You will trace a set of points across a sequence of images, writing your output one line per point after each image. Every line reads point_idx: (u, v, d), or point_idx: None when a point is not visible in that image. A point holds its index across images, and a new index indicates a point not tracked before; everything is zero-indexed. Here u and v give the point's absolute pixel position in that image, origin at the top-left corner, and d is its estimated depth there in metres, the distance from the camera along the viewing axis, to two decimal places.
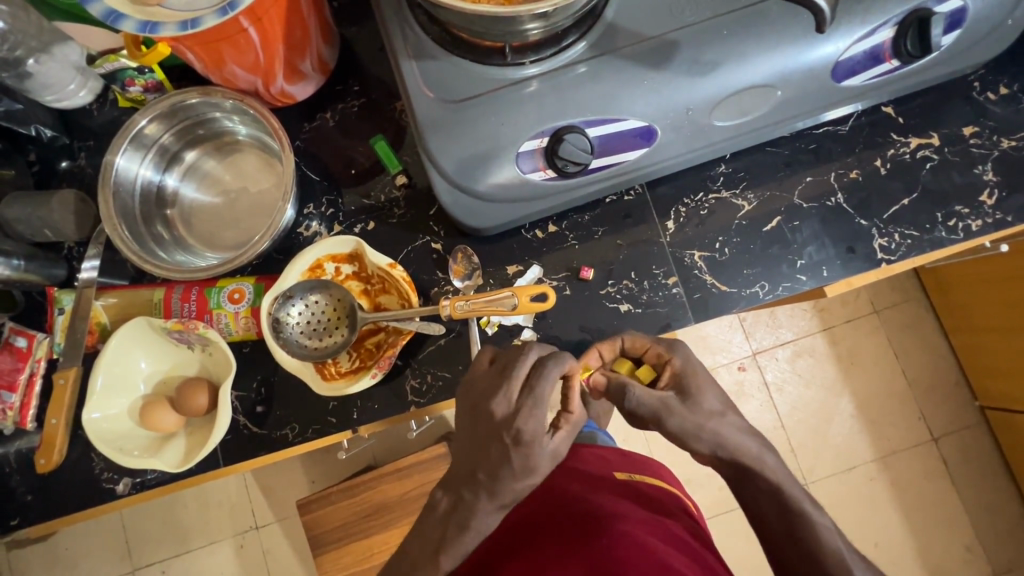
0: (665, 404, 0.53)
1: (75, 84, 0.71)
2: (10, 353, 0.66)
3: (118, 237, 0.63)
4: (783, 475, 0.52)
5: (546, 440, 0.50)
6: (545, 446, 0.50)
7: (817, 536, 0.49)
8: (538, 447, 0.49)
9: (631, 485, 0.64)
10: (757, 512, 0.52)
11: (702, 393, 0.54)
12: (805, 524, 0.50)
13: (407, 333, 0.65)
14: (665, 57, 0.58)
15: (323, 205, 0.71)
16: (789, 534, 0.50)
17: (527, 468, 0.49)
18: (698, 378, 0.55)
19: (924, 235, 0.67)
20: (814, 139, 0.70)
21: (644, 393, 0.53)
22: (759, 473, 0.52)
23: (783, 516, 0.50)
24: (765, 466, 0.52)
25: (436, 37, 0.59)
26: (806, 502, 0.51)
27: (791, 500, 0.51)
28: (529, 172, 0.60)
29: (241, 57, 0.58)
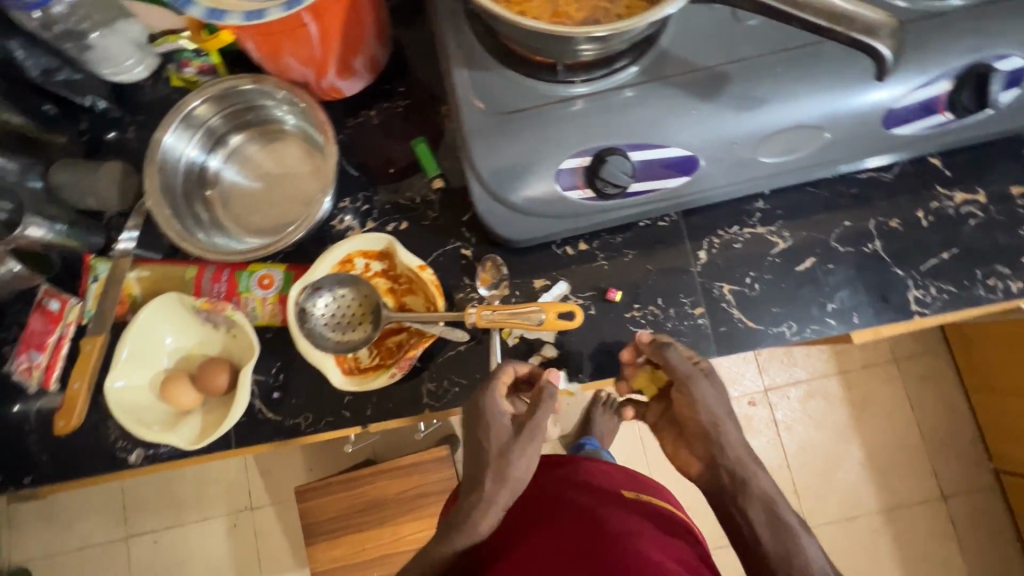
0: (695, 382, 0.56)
1: (133, 60, 0.73)
2: (43, 314, 0.68)
3: (159, 212, 0.64)
4: (774, 494, 0.51)
5: (506, 417, 0.55)
6: (505, 422, 0.54)
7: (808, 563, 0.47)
8: (500, 426, 0.54)
9: (635, 501, 0.64)
10: (747, 526, 0.51)
11: (724, 391, 0.57)
12: (797, 545, 0.48)
13: (430, 336, 0.65)
14: (715, 89, 0.58)
15: (359, 200, 0.72)
16: (781, 554, 0.48)
17: (502, 452, 0.53)
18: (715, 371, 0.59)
19: (961, 292, 0.66)
20: (856, 183, 0.69)
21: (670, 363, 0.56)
22: (749, 491, 0.51)
23: (776, 536, 0.49)
24: (755, 482, 0.52)
25: (490, 47, 0.60)
26: (801, 528, 0.50)
27: (787, 527, 0.49)
28: (567, 190, 0.60)
29: (299, 50, 0.59)
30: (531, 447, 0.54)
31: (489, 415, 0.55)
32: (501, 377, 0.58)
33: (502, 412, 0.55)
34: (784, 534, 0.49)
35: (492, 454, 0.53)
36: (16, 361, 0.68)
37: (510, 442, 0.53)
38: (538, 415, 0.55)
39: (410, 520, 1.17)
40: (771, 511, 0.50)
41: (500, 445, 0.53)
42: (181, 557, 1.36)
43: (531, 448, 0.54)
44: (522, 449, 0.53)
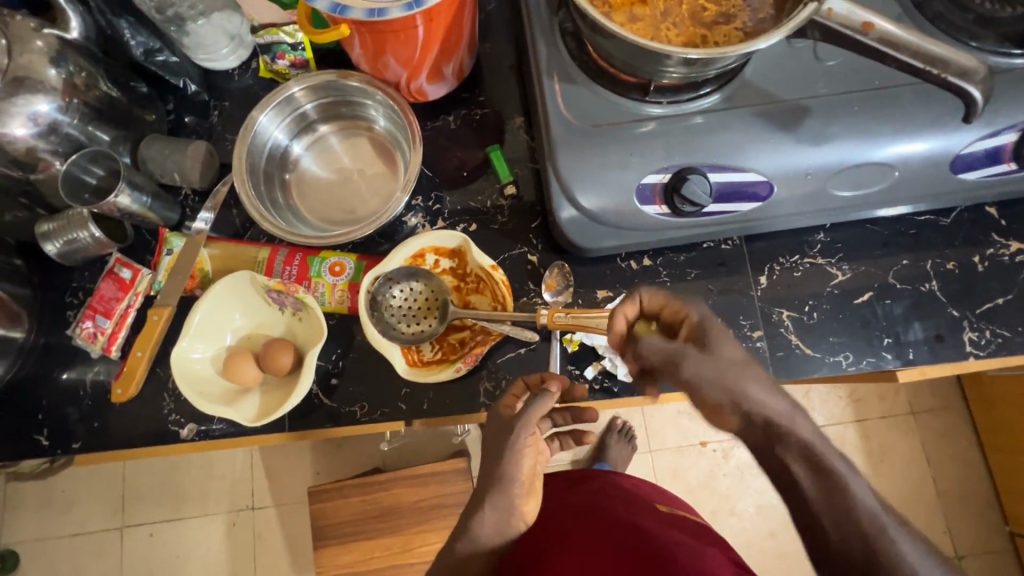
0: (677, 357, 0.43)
1: (227, 50, 0.75)
2: (114, 282, 0.69)
3: (244, 190, 0.67)
4: (813, 439, 0.39)
5: (503, 412, 0.51)
6: (500, 420, 0.51)
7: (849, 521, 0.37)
8: (496, 424, 0.51)
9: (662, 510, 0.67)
10: (783, 478, 0.40)
11: (726, 343, 0.43)
12: (843, 491, 0.37)
13: (496, 334, 0.67)
14: (793, 121, 0.60)
15: (431, 199, 0.74)
16: (833, 508, 0.37)
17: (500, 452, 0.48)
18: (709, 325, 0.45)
19: (1015, 336, 0.67)
20: (914, 225, 0.71)
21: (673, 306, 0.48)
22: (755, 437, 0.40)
23: (822, 490, 0.38)
24: (789, 427, 0.40)
25: (582, 64, 0.63)
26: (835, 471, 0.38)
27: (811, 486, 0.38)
28: (644, 205, 0.63)
29: (402, 50, 0.62)
30: (527, 445, 0.48)
31: (491, 428, 0.51)
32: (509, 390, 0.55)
33: (500, 411, 0.52)
34: (822, 491, 0.38)
35: (493, 459, 0.48)
36: (80, 325, 0.69)
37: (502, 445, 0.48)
38: (530, 406, 0.49)
39: (421, 530, 1.15)
40: (798, 464, 0.38)
41: (492, 446, 0.50)
42: (177, 552, 1.33)
43: (525, 444, 0.47)
44: (512, 443, 0.47)
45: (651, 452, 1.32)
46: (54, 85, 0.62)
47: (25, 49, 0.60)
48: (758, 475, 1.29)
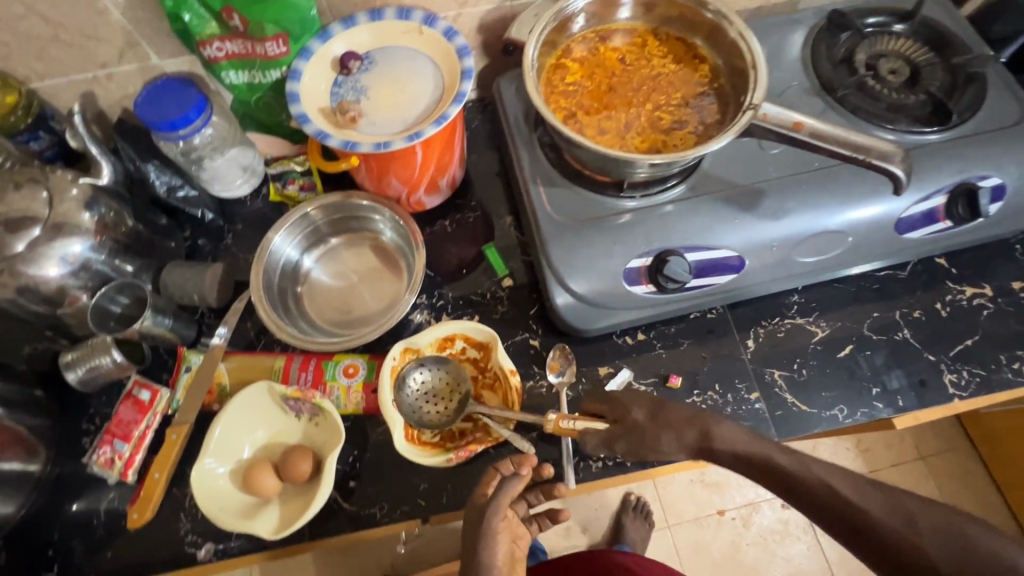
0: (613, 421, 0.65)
1: (240, 180, 0.83)
2: (133, 404, 0.71)
3: (261, 305, 0.72)
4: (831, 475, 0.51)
5: (477, 501, 0.60)
6: (475, 507, 0.59)
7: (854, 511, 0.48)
8: (472, 511, 0.59)
9: None
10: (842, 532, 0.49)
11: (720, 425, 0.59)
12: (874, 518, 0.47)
13: (495, 437, 0.68)
14: (752, 202, 0.69)
15: (434, 296, 0.79)
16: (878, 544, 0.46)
17: (477, 542, 0.57)
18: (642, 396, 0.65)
19: (990, 374, 0.72)
20: (877, 280, 0.78)
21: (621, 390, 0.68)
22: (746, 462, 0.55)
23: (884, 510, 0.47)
24: (808, 471, 0.52)
25: (561, 170, 0.72)
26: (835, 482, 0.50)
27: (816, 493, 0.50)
28: (632, 285, 0.69)
29: (403, 169, 0.71)
30: (499, 529, 0.57)
31: (466, 515, 0.60)
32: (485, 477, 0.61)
33: (476, 497, 0.60)
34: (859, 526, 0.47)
35: (470, 547, 0.58)
36: (98, 451, 0.69)
37: (478, 536, 0.57)
38: (500, 493, 0.58)
39: None
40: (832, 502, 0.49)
41: (471, 537, 0.58)
42: None
43: (496, 529, 0.57)
44: (487, 530, 0.57)
45: (669, 527, 1.29)
46: (89, 227, 0.69)
47: (64, 199, 0.67)
48: (781, 540, 1.26)
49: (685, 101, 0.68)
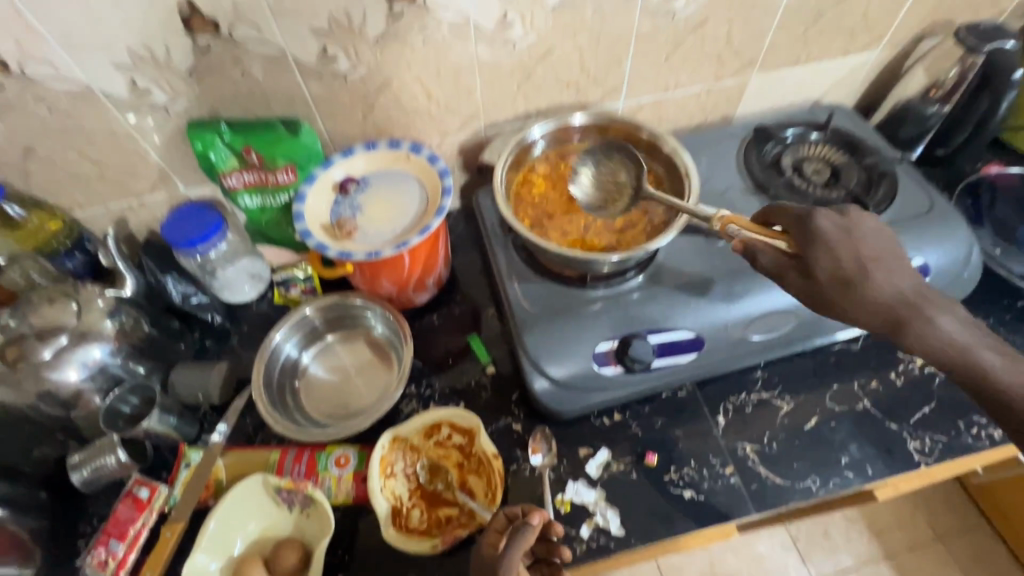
0: (842, 271, 0.62)
1: (247, 285, 0.91)
2: (132, 502, 0.73)
3: (261, 400, 0.77)
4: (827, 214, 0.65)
5: (487, 553, 0.60)
6: (486, 558, 0.59)
7: (980, 369, 0.57)
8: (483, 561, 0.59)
9: None
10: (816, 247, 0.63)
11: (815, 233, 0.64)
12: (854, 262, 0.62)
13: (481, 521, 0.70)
14: (703, 288, 0.77)
15: (422, 385, 0.85)
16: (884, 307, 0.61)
17: None
18: (857, 242, 0.63)
19: (952, 441, 0.76)
20: (833, 353, 0.84)
21: (829, 221, 0.64)
22: (873, 309, 0.61)
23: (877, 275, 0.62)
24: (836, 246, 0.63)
25: (532, 267, 0.81)
26: (959, 331, 0.59)
27: (943, 343, 0.58)
28: (602, 367, 0.75)
29: (392, 272, 0.80)
30: None
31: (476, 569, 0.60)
32: (492, 531, 0.62)
33: (486, 550, 0.60)
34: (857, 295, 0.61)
35: None
36: (93, 552, 0.71)
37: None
38: (513, 545, 0.58)
39: None
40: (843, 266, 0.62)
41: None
42: None
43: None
44: None
45: None
46: (109, 333, 0.76)
47: (90, 310, 0.75)
48: None
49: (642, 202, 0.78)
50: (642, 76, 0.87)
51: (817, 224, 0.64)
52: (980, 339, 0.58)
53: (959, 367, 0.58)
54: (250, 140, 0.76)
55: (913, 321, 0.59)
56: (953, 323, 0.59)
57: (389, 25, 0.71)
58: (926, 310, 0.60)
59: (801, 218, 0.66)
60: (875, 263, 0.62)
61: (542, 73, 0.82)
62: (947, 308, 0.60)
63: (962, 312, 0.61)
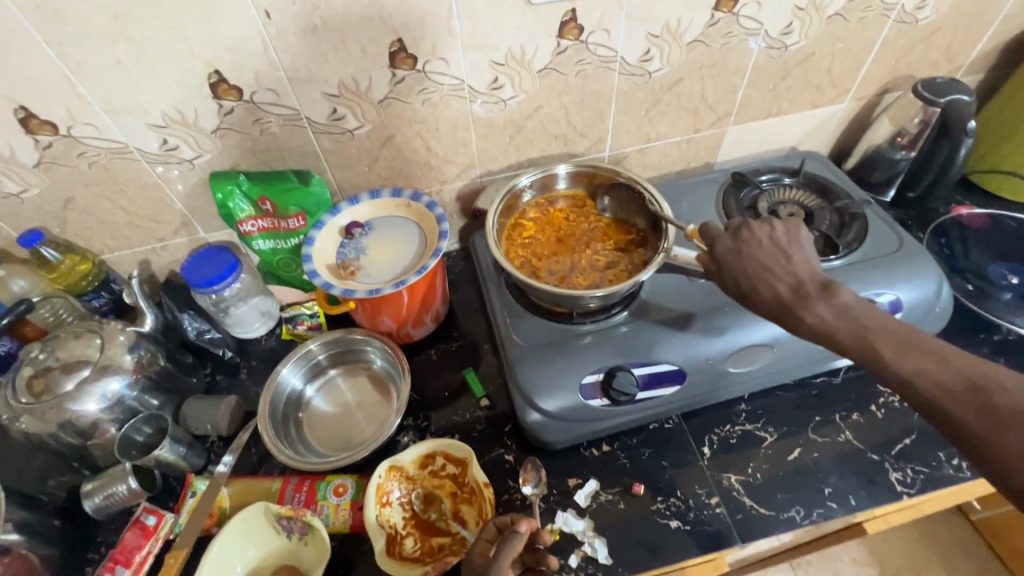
0: (740, 286, 0.66)
1: (257, 322, 0.98)
2: (139, 529, 0.77)
3: (266, 430, 0.81)
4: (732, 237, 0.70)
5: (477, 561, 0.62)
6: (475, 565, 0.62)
7: (847, 353, 0.59)
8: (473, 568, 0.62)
9: None
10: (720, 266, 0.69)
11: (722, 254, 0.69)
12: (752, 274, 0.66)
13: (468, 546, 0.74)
14: (685, 323, 0.81)
15: (419, 417, 0.89)
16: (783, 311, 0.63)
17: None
18: (747, 255, 0.67)
19: (934, 471, 0.78)
20: (815, 386, 0.87)
21: (723, 246, 0.69)
22: (768, 314, 0.64)
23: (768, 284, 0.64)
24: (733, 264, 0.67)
25: (524, 304, 0.87)
26: (830, 320, 0.60)
27: (818, 336, 0.60)
28: (589, 399, 0.78)
29: (392, 309, 0.86)
30: None
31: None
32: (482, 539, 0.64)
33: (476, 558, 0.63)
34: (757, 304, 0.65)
35: None
36: None
37: None
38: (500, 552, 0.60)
39: None
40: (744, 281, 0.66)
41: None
42: None
43: None
44: None
45: None
46: (127, 366, 0.81)
47: (111, 344, 0.81)
48: None
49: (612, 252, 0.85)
50: (625, 128, 0.95)
51: (719, 255, 0.69)
52: (852, 321, 0.59)
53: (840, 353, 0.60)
54: (266, 191, 0.84)
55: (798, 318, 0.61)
56: (833, 314, 0.60)
57: (393, 88, 0.79)
58: (795, 308, 0.62)
59: (712, 242, 0.71)
60: (761, 276, 0.65)
61: (532, 127, 0.90)
62: (821, 298, 0.61)
63: (844, 295, 0.61)
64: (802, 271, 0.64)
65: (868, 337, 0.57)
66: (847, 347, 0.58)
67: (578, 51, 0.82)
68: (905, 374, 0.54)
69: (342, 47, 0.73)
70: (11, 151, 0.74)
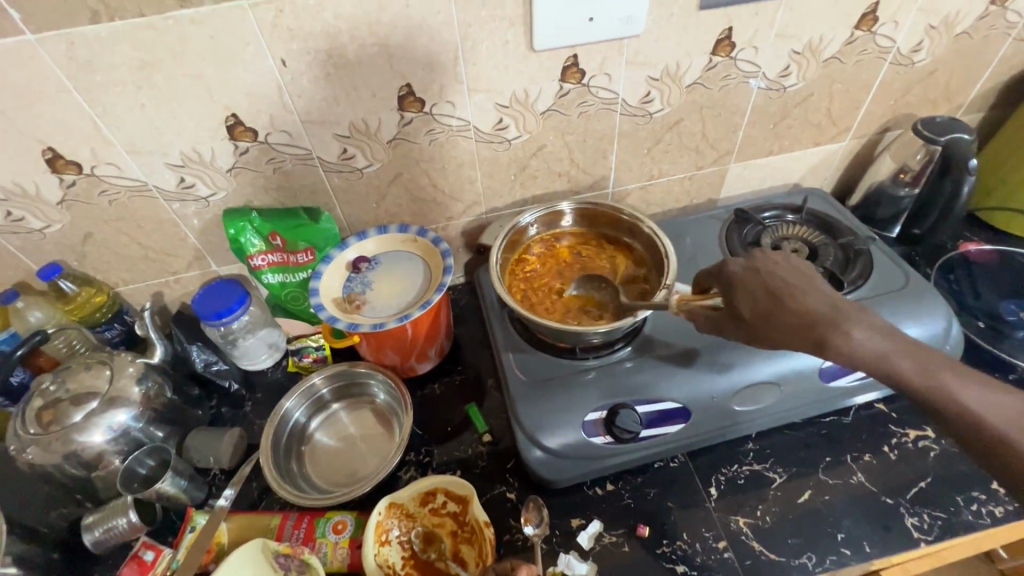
0: (762, 304, 0.63)
1: (264, 354, 0.99)
2: (136, 565, 0.76)
3: (268, 465, 0.81)
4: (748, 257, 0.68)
5: None
6: None
7: (903, 376, 0.55)
8: None
9: None
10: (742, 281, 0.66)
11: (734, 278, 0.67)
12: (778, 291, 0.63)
13: None
14: (689, 359, 0.81)
15: (421, 453, 0.88)
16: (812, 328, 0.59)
17: None
18: (767, 274, 0.64)
19: (951, 517, 0.75)
20: (824, 425, 0.85)
21: (738, 265, 0.68)
22: (794, 329, 0.60)
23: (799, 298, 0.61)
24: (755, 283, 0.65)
25: (527, 339, 0.87)
26: (877, 341, 0.57)
27: (864, 357, 0.56)
28: (592, 436, 0.77)
29: (396, 342, 0.86)
30: None
31: None
32: None
33: None
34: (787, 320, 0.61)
35: None
36: None
37: None
38: None
39: None
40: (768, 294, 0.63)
41: None
42: None
43: None
44: None
45: None
46: (135, 398, 0.82)
47: (121, 376, 0.82)
48: None
49: (615, 285, 0.85)
50: (628, 165, 0.97)
51: (734, 277, 0.67)
52: (898, 344, 0.57)
53: (887, 376, 0.56)
54: (276, 226, 0.87)
55: (836, 336, 0.57)
56: (878, 336, 0.57)
57: (401, 129, 0.82)
58: (842, 324, 0.58)
59: (722, 269, 0.69)
60: (789, 292, 0.62)
61: (536, 165, 0.93)
62: (861, 317, 0.59)
63: (881, 319, 0.59)
64: (832, 293, 0.62)
65: (924, 363, 0.55)
66: (901, 370, 0.55)
67: (580, 93, 0.84)
68: (972, 403, 0.52)
69: (353, 92, 0.77)
70: (37, 189, 0.78)
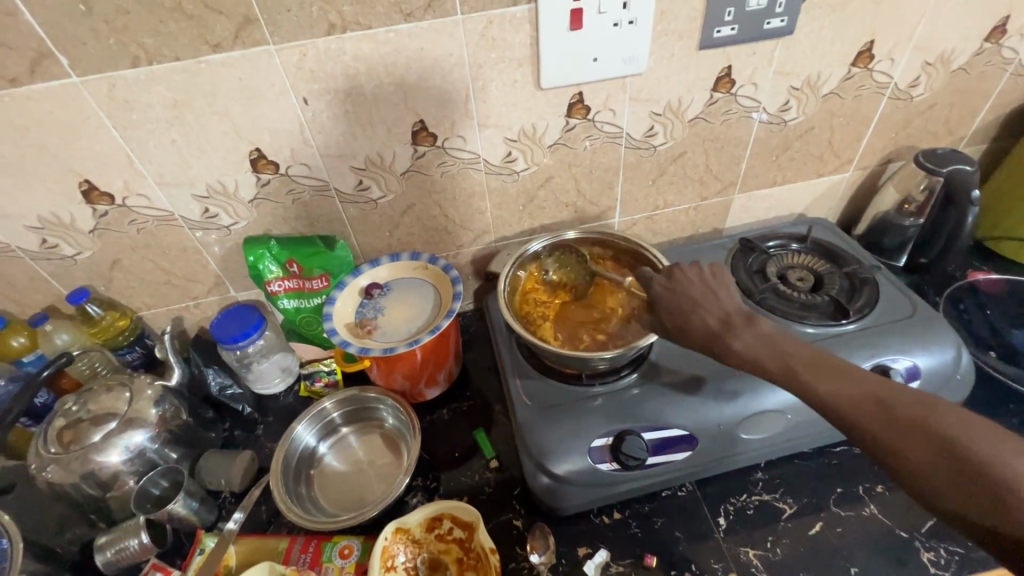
0: (673, 323, 0.71)
1: (276, 378, 1.01)
2: None
3: (277, 487, 0.82)
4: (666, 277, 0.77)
5: None
6: None
7: (775, 378, 0.63)
8: None
9: None
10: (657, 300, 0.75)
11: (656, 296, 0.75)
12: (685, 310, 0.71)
13: None
14: (695, 386, 0.81)
15: (428, 478, 0.88)
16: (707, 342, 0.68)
17: None
18: (680, 294, 0.73)
19: (969, 552, 0.73)
20: (834, 455, 0.84)
21: (657, 286, 0.76)
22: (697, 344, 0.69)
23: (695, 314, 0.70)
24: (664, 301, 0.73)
25: (534, 365, 0.88)
26: (756, 349, 0.65)
27: (745, 362, 0.65)
28: (598, 462, 0.77)
29: (405, 366, 0.88)
30: None
31: None
32: None
33: None
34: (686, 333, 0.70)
35: None
36: None
37: None
38: None
39: None
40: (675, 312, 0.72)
41: None
42: None
43: None
44: None
45: None
46: (152, 419, 0.84)
47: (139, 398, 0.85)
48: None
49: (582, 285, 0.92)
50: (633, 196, 1.00)
51: (654, 296, 0.75)
52: (773, 350, 0.64)
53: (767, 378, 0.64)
54: (293, 253, 0.90)
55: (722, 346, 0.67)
56: (755, 345, 0.65)
57: (414, 162, 0.86)
58: (727, 337, 0.67)
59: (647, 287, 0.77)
60: (693, 312, 0.70)
61: (543, 196, 0.96)
62: (746, 328, 0.67)
63: (767, 328, 0.67)
64: (731, 309, 0.70)
65: (793, 366, 0.62)
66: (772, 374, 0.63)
67: (586, 128, 0.88)
68: (822, 391, 0.59)
69: (369, 128, 0.81)
70: (72, 219, 0.82)
